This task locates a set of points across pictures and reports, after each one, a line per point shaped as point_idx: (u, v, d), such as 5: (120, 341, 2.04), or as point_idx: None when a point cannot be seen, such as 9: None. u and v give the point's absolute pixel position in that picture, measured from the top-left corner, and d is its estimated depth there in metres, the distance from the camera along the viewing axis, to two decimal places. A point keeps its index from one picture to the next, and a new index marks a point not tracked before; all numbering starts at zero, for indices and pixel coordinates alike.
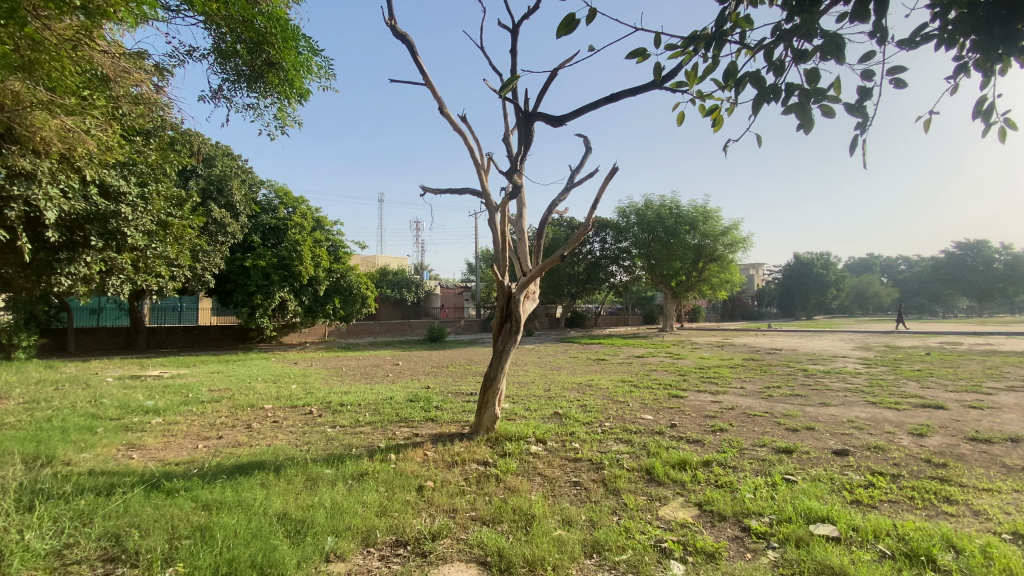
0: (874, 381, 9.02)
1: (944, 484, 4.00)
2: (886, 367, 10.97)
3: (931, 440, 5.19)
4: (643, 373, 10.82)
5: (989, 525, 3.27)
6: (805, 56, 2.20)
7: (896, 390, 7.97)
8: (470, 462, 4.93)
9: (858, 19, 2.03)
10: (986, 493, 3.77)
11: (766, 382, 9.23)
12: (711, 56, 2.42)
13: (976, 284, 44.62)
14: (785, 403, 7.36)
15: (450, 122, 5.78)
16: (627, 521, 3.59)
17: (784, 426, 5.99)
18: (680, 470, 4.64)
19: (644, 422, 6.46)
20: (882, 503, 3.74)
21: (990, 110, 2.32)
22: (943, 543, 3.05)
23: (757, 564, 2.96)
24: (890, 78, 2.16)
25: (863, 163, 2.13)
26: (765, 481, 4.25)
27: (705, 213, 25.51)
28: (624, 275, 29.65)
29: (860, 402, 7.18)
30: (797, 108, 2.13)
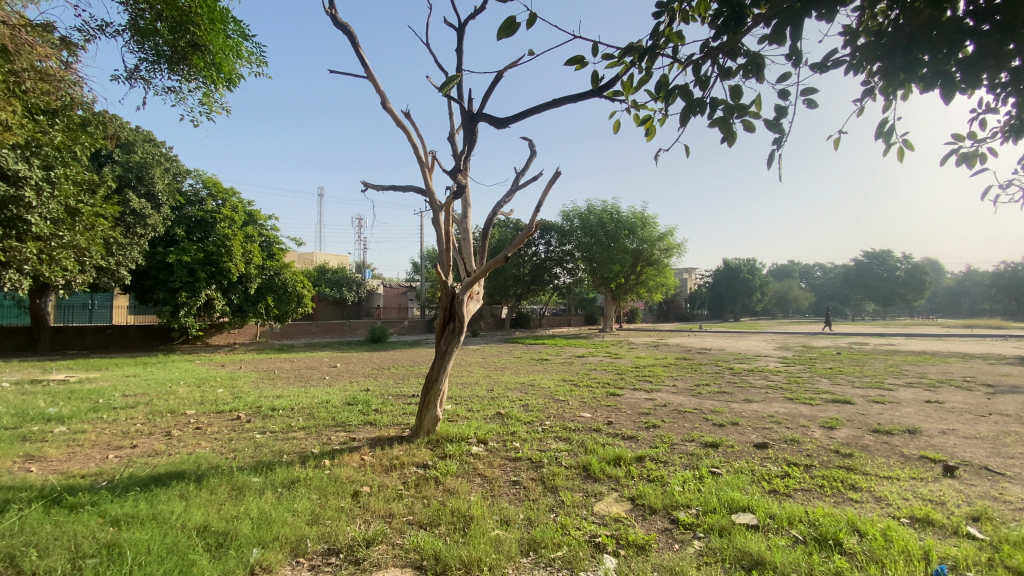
0: (791, 378, 9.75)
1: (851, 472, 4.37)
2: (802, 365, 11.90)
3: (840, 432, 5.68)
4: (583, 372, 11.08)
5: (889, 510, 3.61)
6: (729, 73, 2.35)
7: (811, 387, 8.62)
8: (409, 465, 4.84)
9: (776, 42, 2.18)
10: (887, 481, 4.16)
11: (697, 380, 9.71)
12: (645, 68, 2.53)
13: (880, 290, 49.30)
14: (713, 399, 7.79)
15: (393, 117, 5.67)
16: (563, 517, 3.66)
17: (711, 422, 6.33)
18: (615, 465, 4.80)
19: (582, 420, 6.61)
20: (796, 491, 4.03)
21: (889, 132, 2.66)
22: (850, 527, 3.33)
23: (684, 554, 3.10)
24: (802, 98, 2.36)
25: (777, 175, 2.32)
26: (692, 474, 4.47)
27: (643, 219, 26.54)
28: (567, 277, 30.28)
29: (779, 398, 7.73)
30: (721, 123, 2.28)
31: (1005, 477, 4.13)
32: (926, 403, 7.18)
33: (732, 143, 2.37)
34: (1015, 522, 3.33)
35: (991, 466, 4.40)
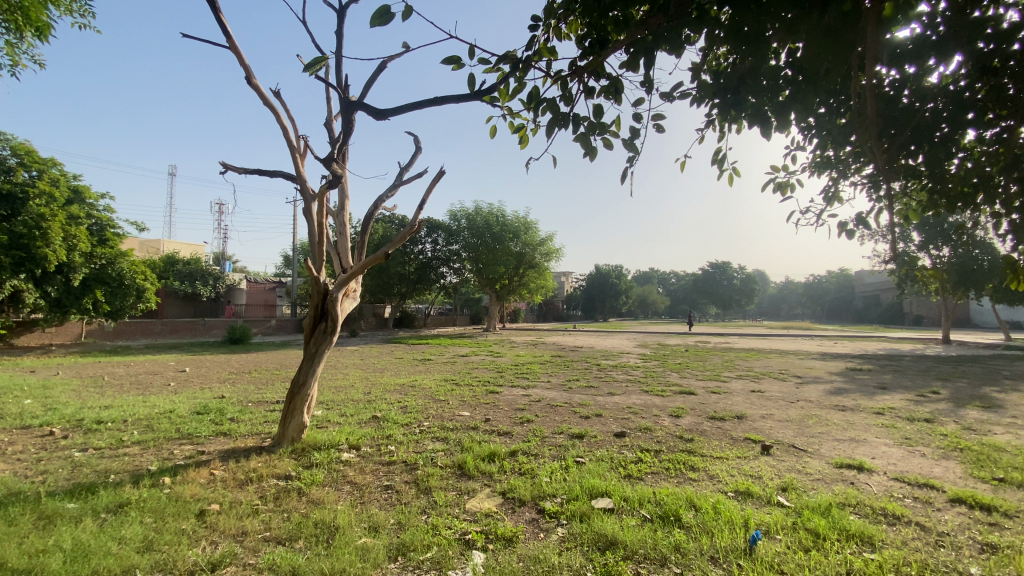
0: (648, 372, 10.84)
1: (692, 455, 4.98)
2: (658, 361, 13.30)
3: (684, 419, 6.44)
4: (463, 372, 11.16)
5: (720, 486, 4.18)
6: (593, 93, 2.55)
7: (664, 380, 9.66)
8: (268, 478, 4.44)
9: (632, 70, 2.41)
10: (719, 460, 4.82)
11: (569, 376, 10.32)
12: (518, 78, 2.61)
13: (724, 296, 56.97)
14: (582, 393, 8.35)
15: (262, 96, 5.18)
16: (435, 518, 3.64)
17: (579, 414, 6.78)
18: (489, 461, 4.91)
19: (460, 419, 6.65)
20: (647, 475, 4.48)
21: (723, 159, 3.10)
22: (688, 503, 3.78)
23: (547, 543, 3.26)
24: (653, 123, 2.64)
25: (629, 189, 2.59)
26: (559, 465, 4.74)
27: (526, 224, 27.62)
28: (453, 277, 30.29)
29: (637, 391, 8.54)
30: (582, 139, 2.46)
31: (805, 453, 5.01)
32: (751, 392, 8.46)
33: (593, 157, 2.58)
34: (811, 489, 4.06)
35: (796, 443, 5.31)
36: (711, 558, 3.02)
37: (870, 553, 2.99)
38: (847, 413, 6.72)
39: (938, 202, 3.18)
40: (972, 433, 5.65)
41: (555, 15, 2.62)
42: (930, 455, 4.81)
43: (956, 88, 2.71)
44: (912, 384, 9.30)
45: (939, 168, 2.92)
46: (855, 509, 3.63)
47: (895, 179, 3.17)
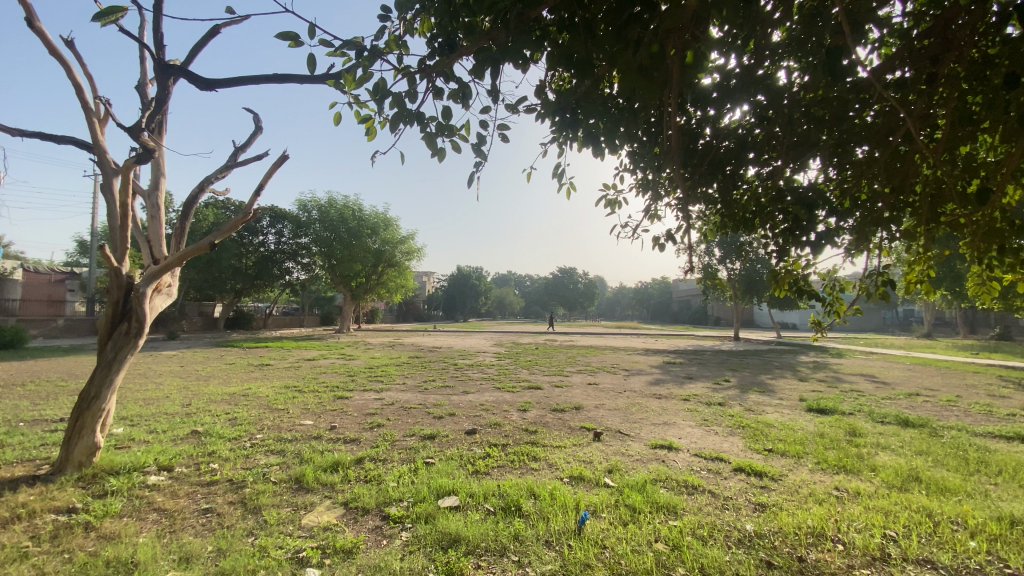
0: (501, 370, 11.28)
1: (535, 446, 5.29)
2: (511, 359, 13.92)
3: (531, 413, 6.82)
4: (309, 376, 10.34)
5: (558, 473, 4.51)
6: (440, 94, 2.54)
7: (515, 377, 10.14)
8: (41, 514, 3.58)
9: (478, 77, 2.47)
10: (558, 449, 5.20)
11: (424, 377, 10.24)
12: (364, 68, 2.48)
13: (573, 298, 61.86)
14: (436, 393, 8.35)
15: (46, 42, 4.18)
16: (263, 539, 3.30)
17: (431, 415, 6.75)
18: (331, 472, 4.61)
19: (302, 429, 6.14)
20: (493, 469, 4.64)
21: (562, 172, 3.36)
22: (529, 493, 4.00)
23: (390, 549, 3.18)
24: (498, 130, 2.75)
25: (474, 191, 2.67)
26: (408, 468, 4.66)
27: (386, 221, 26.81)
28: (301, 273, 28.00)
29: (490, 388, 8.82)
30: (427, 139, 2.44)
31: (629, 437, 5.67)
32: (589, 385, 9.32)
33: (441, 159, 2.60)
34: (632, 469, 4.61)
35: (622, 429, 5.98)
36: (546, 542, 3.24)
37: (674, 520, 3.50)
38: (664, 400, 7.78)
39: (728, 222, 3.88)
40: (750, 412, 6.97)
41: (405, 9, 2.56)
42: (721, 433, 5.81)
43: (740, 131, 3.32)
44: (712, 374, 11.15)
45: (727, 196, 3.56)
46: (665, 484, 4.21)
47: (698, 203, 3.78)
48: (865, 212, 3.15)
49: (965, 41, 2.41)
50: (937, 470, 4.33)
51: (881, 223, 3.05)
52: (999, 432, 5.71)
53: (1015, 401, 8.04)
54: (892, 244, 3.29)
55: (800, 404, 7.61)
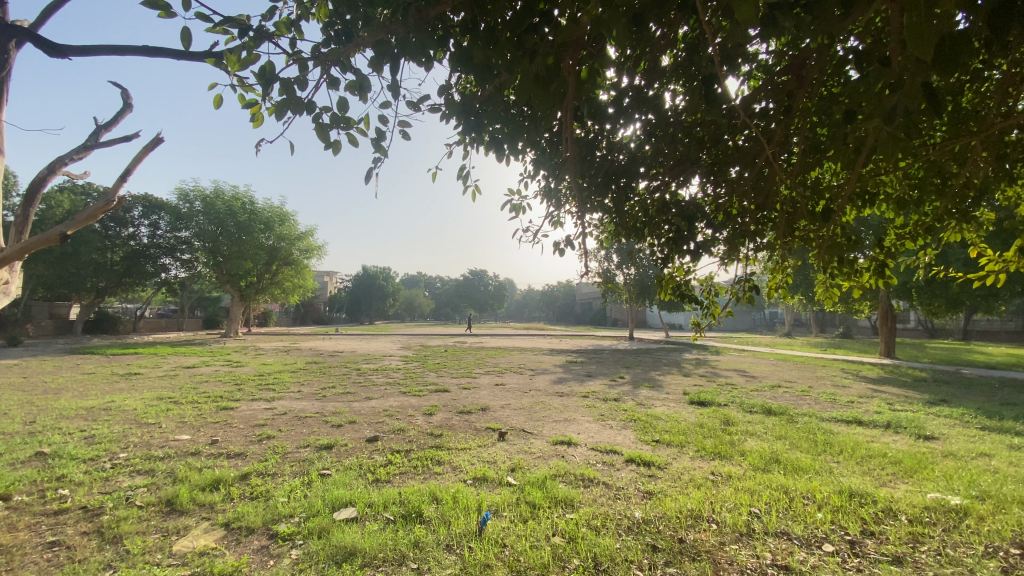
0: (406, 374, 11.00)
1: (439, 450, 5.22)
2: (417, 362, 13.63)
3: (436, 416, 6.73)
4: (186, 386, 9.28)
5: (461, 475, 4.48)
6: (337, 84, 2.41)
7: (421, 380, 9.94)
8: None
9: (377, 69, 2.38)
10: (462, 451, 5.18)
11: (323, 383, 9.68)
12: (249, 49, 2.28)
13: (481, 301, 62.19)
14: (335, 400, 7.92)
15: None
16: (124, 572, 2.90)
17: (329, 424, 6.39)
18: (211, 491, 4.18)
19: (177, 444, 5.50)
20: (394, 476, 4.49)
21: (467, 174, 3.36)
22: (431, 498, 3.94)
23: (276, 569, 2.95)
24: (397, 126, 2.67)
25: (371, 187, 2.59)
26: (301, 481, 4.36)
27: (281, 216, 25.01)
28: (181, 270, 25.12)
29: (394, 393, 8.56)
30: (319, 129, 2.30)
31: (532, 435, 5.81)
32: (495, 386, 9.42)
33: (337, 153, 2.47)
34: (533, 466, 4.73)
35: (526, 428, 6.12)
36: (446, 546, 3.20)
37: (571, 513, 3.64)
38: (565, 398, 8.10)
39: (622, 230, 4.13)
40: (642, 407, 7.48)
41: None
42: (616, 427, 6.17)
43: (632, 145, 3.52)
44: (609, 372, 11.81)
45: (621, 206, 3.78)
46: (564, 478, 4.38)
47: (594, 211, 3.97)
48: (735, 225, 3.52)
49: (815, 79, 2.77)
50: (793, 452, 4.97)
51: (748, 235, 3.44)
52: (840, 417, 6.70)
53: (851, 389, 9.49)
54: (757, 255, 3.71)
55: (685, 398, 8.32)
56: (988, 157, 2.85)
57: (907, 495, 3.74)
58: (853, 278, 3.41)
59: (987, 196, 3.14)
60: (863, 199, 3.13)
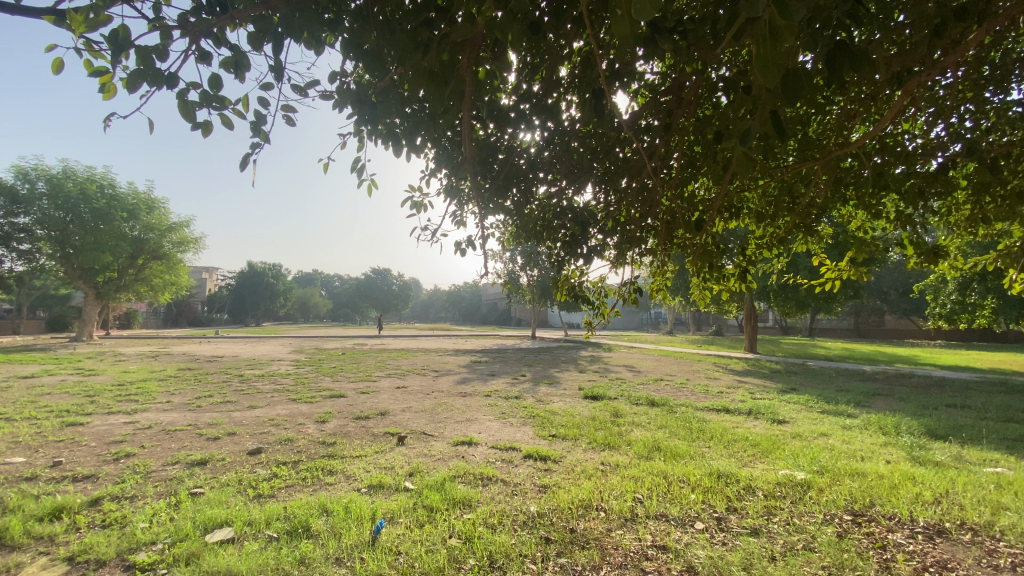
0: (298, 379, 10.27)
1: (331, 459, 4.94)
2: (310, 366, 12.81)
3: (329, 424, 6.36)
4: (20, 400, 7.82)
5: (354, 484, 4.27)
6: (208, 60, 2.17)
7: (313, 386, 9.34)
8: None
9: (256, 47, 2.18)
10: (357, 459, 4.95)
11: (198, 392, 8.71)
12: (97, 8, 1.96)
13: (383, 300, 60.20)
14: (213, 411, 7.16)
15: None
16: None
17: (204, 437, 5.76)
18: (50, 521, 3.55)
19: (5, 470, 4.60)
20: (279, 490, 4.16)
21: (360, 169, 3.21)
22: (319, 510, 3.69)
23: None
24: (280, 111, 2.47)
25: (247, 176, 2.38)
26: (166, 503, 3.86)
27: (149, 204, 22.15)
28: (17, 263, 21.15)
29: (283, 400, 7.95)
30: (183, 105, 2.04)
31: (432, 437, 5.72)
32: (395, 388, 9.13)
33: (207, 135, 2.23)
34: (432, 469, 4.65)
35: (426, 431, 6.01)
36: (336, 560, 3.03)
37: (468, 514, 3.63)
38: (468, 398, 8.10)
39: (522, 232, 4.23)
40: (541, 403, 7.70)
41: None
42: (516, 424, 6.30)
43: (532, 151, 3.60)
44: (510, 371, 12.03)
45: (521, 209, 3.86)
46: (463, 479, 4.35)
47: (495, 213, 4.00)
48: (624, 232, 3.76)
49: (692, 102, 3.03)
50: (672, 439, 5.42)
51: (633, 241, 3.68)
52: (712, 406, 7.45)
53: (721, 380, 10.62)
54: (642, 259, 3.99)
55: (580, 393, 8.73)
56: (826, 180, 3.32)
57: (763, 473, 4.26)
58: (721, 282, 3.80)
59: (826, 214, 3.65)
60: (730, 212, 3.49)
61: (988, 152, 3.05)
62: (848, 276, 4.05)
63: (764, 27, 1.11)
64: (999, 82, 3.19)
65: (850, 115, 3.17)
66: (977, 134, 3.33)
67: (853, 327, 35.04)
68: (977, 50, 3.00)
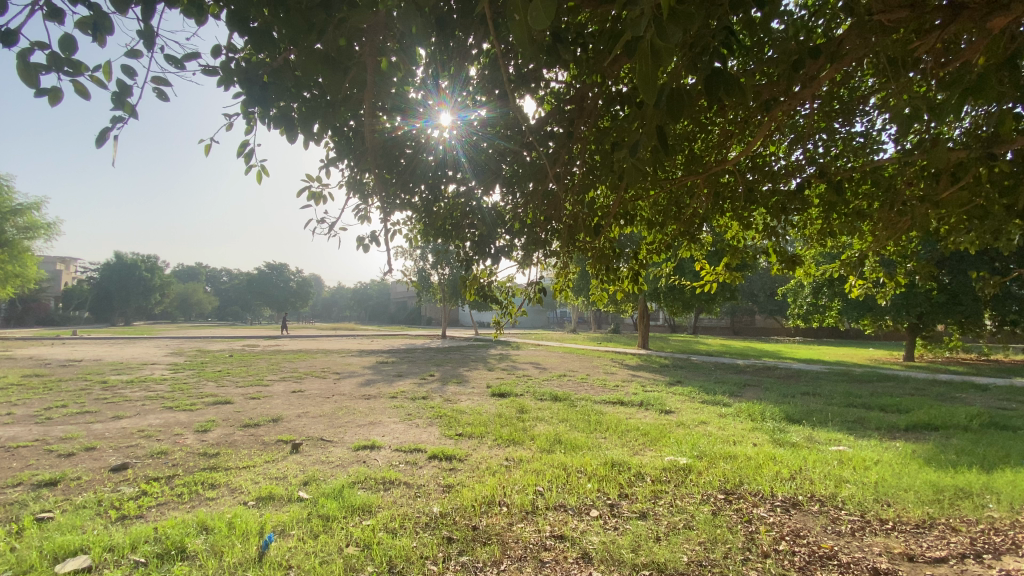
0: (175, 385, 9.23)
1: (213, 471, 4.50)
2: (191, 370, 11.57)
3: (212, 433, 5.79)
4: None
5: (240, 498, 3.93)
6: (60, 18, 1.87)
7: (195, 392, 8.46)
8: None
9: (121, 9, 1.92)
10: (244, 470, 4.56)
11: (48, 402, 7.50)
12: None
13: (281, 298, 56.15)
14: (66, 424, 6.19)
15: None
16: None
17: (55, 453, 4.97)
18: None
19: None
20: (149, 510, 3.71)
21: (249, 154, 2.93)
22: (198, 528, 3.34)
23: None
24: (150, 83, 2.19)
25: (107, 155, 2.09)
26: (2, 532, 3.27)
27: None
28: None
29: (157, 409, 7.10)
30: (23, 68, 1.74)
31: (331, 443, 5.44)
32: (291, 393, 8.56)
33: (56, 103, 1.92)
34: (329, 476, 4.42)
35: (324, 436, 5.70)
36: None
37: (367, 520, 3.50)
38: (371, 400, 7.82)
39: (429, 230, 4.17)
40: (447, 403, 7.67)
41: None
42: (421, 425, 6.20)
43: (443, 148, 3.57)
44: (417, 371, 11.82)
45: (428, 207, 3.80)
46: (363, 484, 4.19)
47: (401, 209, 3.90)
48: (530, 234, 3.86)
49: (593, 113, 3.18)
50: (573, 432, 5.67)
51: (538, 243, 3.79)
52: (609, 399, 7.91)
53: (618, 375, 11.31)
54: (547, 261, 4.10)
55: (487, 391, 8.81)
56: (707, 193, 3.66)
57: (651, 460, 4.61)
58: (616, 283, 4.04)
59: (709, 223, 4.01)
60: (627, 218, 3.73)
61: (834, 175, 3.55)
62: (725, 280, 4.50)
63: (645, 47, 1.18)
64: (845, 115, 3.72)
65: (728, 135, 3.51)
66: (828, 159, 3.86)
67: (730, 325, 39.16)
68: (830, 86, 3.49)
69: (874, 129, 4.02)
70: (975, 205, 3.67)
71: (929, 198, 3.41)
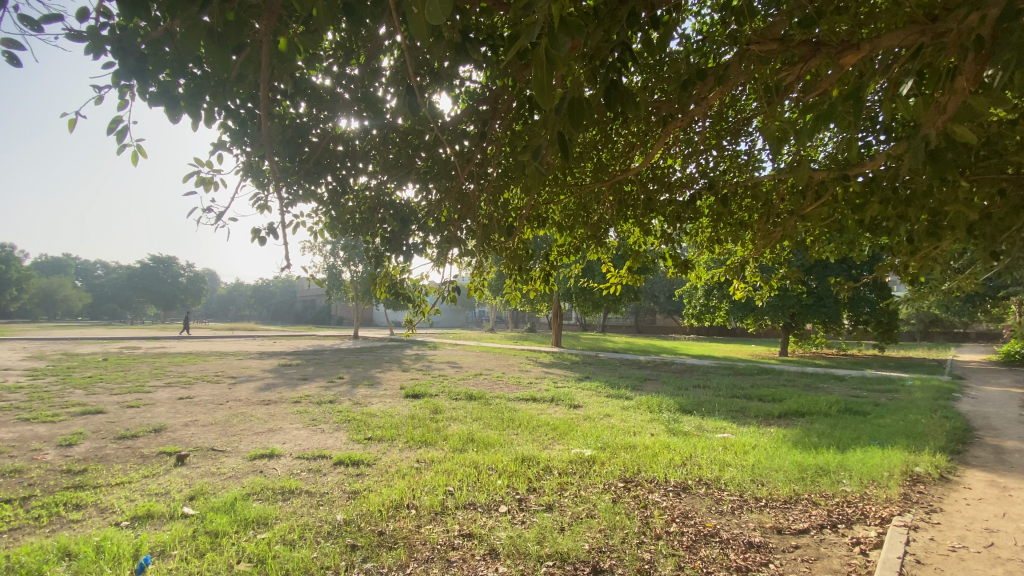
0: (32, 394, 8.00)
1: (79, 490, 3.97)
2: (53, 376, 10.08)
3: (78, 447, 5.10)
4: None
5: (112, 518, 3.50)
6: None
7: (58, 401, 7.38)
8: None
9: None
10: (118, 487, 4.07)
11: None
12: None
13: (169, 295, 50.70)
14: None
15: None
16: None
17: None
18: None
19: None
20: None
21: (123, 133, 2.60)
22: (57, 555, 2.93)
23: None
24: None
25: None
26: None
27: None
28: None
29: (8, 421, 6.11)
30: None
31: (223, 453, 5.02)
32: (179, 399, 7.76)
33: None
34: (220, 489, 4.07)
35: (216, 446, 5.25)
36: None
37: (263, 533, 3.28)
38: (272, 406, 7.31)
39: (337, 225, 3.97)
40: (357, 405, 7.39)
41: None
42: (327, 430, 5.92)
43: (351, 140, 3.43)
44: (324, 373, 11.25)
45: (335, 201, 3.63)
46: (259, 496, 3.92)
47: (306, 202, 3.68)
48: (443, 232, 3.82)
49: (505, 113, 3.23)
50: (485, 430, 5.71)
51: (450, 241, 3.76)
52: (522, 396, 8.08)
53: (531, 372, 11.60)
54: (461, 260, 4.08)
55: (400, 392, 8.62)
56: (612, 199, 3.85)
57: (559, 453, 4.78)
58: (528, 283, 4.13)
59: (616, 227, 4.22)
60: (538, 219, 3.81)
61: (721, 188, 3.90)
62: (628, 281, 4.77)
63: (541, 54, 1.22)
64: (731, 134, 4.10)
65: (631, 144, 3.72)
66: (717, 172, 4.22)
67: (635, 324, 41.66)
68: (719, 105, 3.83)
69: (755, 148, 4.46)
70: (834, 220, 4.20)
71: (797, 212, 3.86)
